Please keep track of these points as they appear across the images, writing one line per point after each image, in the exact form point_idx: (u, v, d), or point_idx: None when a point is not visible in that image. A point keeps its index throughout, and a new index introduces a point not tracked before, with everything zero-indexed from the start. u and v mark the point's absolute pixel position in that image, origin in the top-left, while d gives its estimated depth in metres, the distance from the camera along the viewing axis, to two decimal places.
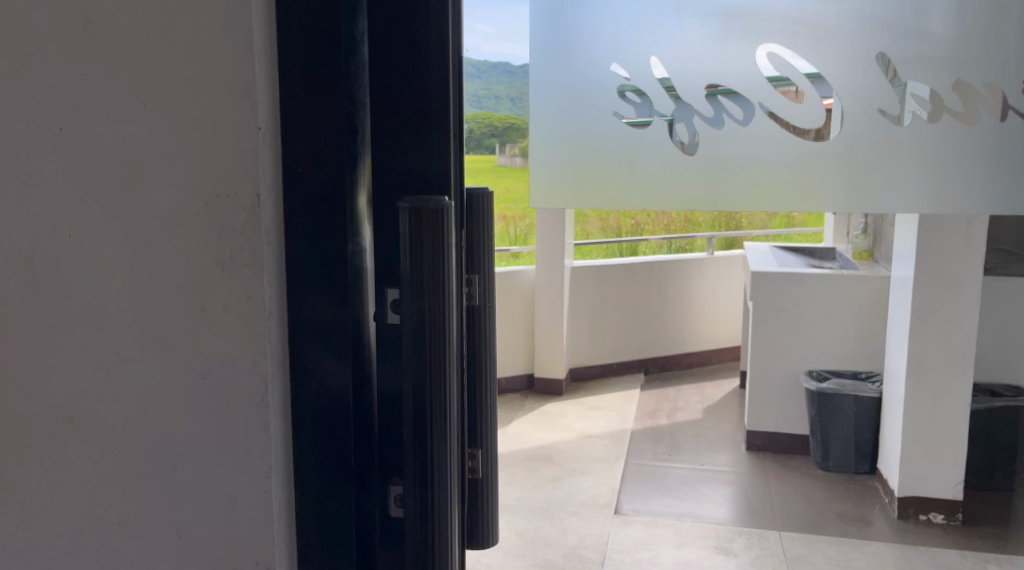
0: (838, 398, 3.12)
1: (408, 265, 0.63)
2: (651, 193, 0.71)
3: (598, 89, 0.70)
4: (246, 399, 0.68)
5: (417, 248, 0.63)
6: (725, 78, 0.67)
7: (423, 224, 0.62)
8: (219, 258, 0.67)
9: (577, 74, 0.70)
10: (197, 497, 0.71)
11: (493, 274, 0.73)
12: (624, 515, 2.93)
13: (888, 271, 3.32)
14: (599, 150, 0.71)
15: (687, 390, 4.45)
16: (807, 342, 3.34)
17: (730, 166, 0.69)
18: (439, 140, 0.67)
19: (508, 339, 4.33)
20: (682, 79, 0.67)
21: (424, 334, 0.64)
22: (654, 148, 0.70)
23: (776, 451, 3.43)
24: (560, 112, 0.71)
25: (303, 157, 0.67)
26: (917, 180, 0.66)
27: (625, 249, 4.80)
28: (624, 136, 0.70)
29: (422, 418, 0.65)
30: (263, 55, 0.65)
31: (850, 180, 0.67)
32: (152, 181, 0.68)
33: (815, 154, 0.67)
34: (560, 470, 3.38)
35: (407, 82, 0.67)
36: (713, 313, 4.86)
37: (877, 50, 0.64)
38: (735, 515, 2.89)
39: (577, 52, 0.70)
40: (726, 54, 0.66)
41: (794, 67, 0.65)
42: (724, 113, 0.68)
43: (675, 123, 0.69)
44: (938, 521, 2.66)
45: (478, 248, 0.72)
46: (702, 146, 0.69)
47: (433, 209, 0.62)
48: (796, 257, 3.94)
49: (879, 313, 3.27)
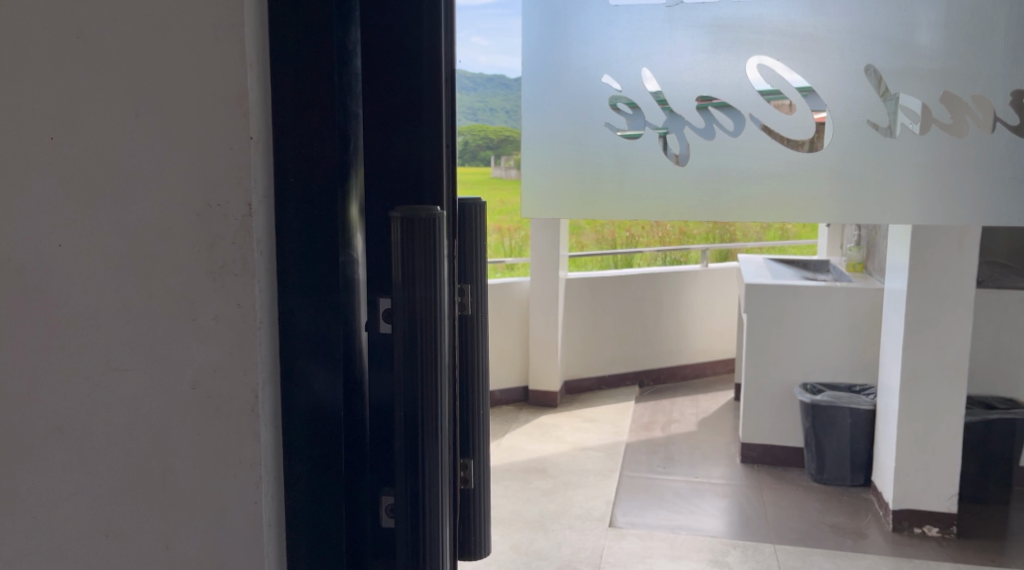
0: (833, 410, 3.12)
1: (399, 277, 0.63)
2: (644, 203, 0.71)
3: (590, 101, 0.70)
4: (237, 409, 0.68)
5: (408, 258, 0.63)
6: (719, 91, 0.67)
7: (416, 234, 0.62)
8: (210, 267, 0.67)
9: (570, 86, 0.70)
10: (187, 507, 0.71)
11: (486, 284, 0.73)
12: (619, 528, 2.93)
13: (882, 283, 3.33)
14: (592, 161, 0.72)
15: (682, 402, 4.45)
16: (801, 354, 3.34)
17: (721, 176, 0.69)
18: (432, 150, 0.67)
19: (503, 351, 4.34)
20: (672, 90, 0.67)
21: (416, 344, 0.64)
22: (647, 159, 0.70)
23: (772, 463, 3.43)
24: (552, 124, 0.72)
25: (297, 166, 0.67)
26: (906, 192, 0.66)
27: (619, 262, 4.81)
28: (616, 148, 0.71)
29: (413, 426, 0.65)
30: (255, 64, 0.66)
31: (838, 192, 0.67)
32: (142, 190, 0.68)
33: (805, 165, 0.68)
34: (555, 483, 3.38)
35: (396, 91, 0.67)
36: (707, 326, 4.87)
37: (865, 62, 0.64)
38: (730, 528, 2.89)
39: (570, 63, 0.70)
40: (717, 66, 0.66)
41: (785, 80, 0.65)
42: (716, 124, 0.68)
43: (667, 135, 0.69)
44: (933, 533, 2.66)
45: (471, 260, 0.72)
46: (694, 157, 0.69)
47: (426, 218, 0.62)
48: (789, 269, 3.95)
49: (873, 326, 3.28)
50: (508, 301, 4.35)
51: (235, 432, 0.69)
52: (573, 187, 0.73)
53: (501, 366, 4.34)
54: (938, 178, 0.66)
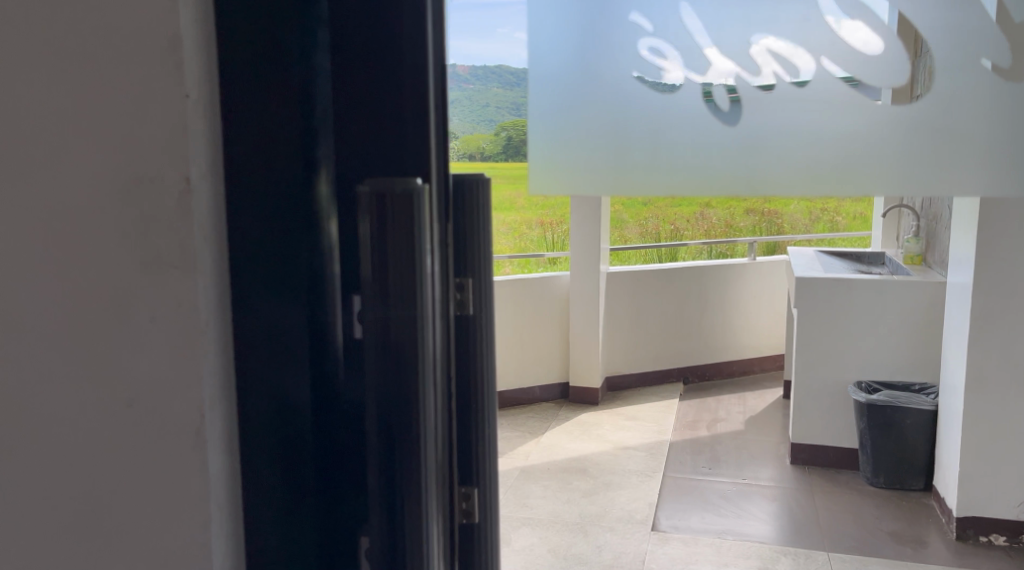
0: (890, 411, 2.94)
1: (371, 267, 0.55)
2: (681, 178, 0.66)
3: (623, 64, 0.63)
4: (177, 398, 0.63)
5: (386, 242, 0.54)
6: (775, 42, 0.60)
7: (396, 205, 0.53)
8: (146, 247, 0.63)
9: (598, 44, 0.63)
10: (126, 503, 0.66)
11: (491, 280, 0.65)
12: (662, 531, 2.81)
13: (943, 276, 3.15)
14: (625, 132, 0.65)
15: (728, 399, 4.29)
16: (855, 351, 3.18)
17: (767, 145, 0.63)
18: (416, 125, 0.62)
19: (543, 345, 4.25)
20: (731, 53, 0.61)
21: (392, 343, 0.56)
22: (683, 127, 0.64)
23: (824, 465, 3.27)
24: (575, 110, 0.66)
25: (268, 143, 0.64)
26: (982, 155, 0.60)
27: (662, 254, 4.61)
28: (650, 115, 0.65)
29: (392, 436, 0.57)
30: (197, 25, 0.62)
31: (903, 162, 0.61)
32: (71, 159, 0.63)
33: (866, 132, 0.62)
34: (595, 484, 3.28)
35: (372, 60, 0.62)
36: (755, 321, 4.71)
37: (939, 9, 0.58)
38: (780, 533, 2.75)
39: (597, 16, 0.63)
40: (774, 16, 0.60)
41: (865, 35, 0.59)
42: (775, 77, 0.62)
43: (711, 95, 0.63)
44: (1000, 543, 2.48)
45: (472, 249, 0.64)
46: (741, 120, 0.63)
47: (403, 192, 0.53)
48: (842, 262, 3.77)
49: (934, 321, 3.08)
50: (548, 294, 4.25)
51: (176, 424, 0.64)
52: (605, 162, 0.67)
53: (540, 362, 4.26)
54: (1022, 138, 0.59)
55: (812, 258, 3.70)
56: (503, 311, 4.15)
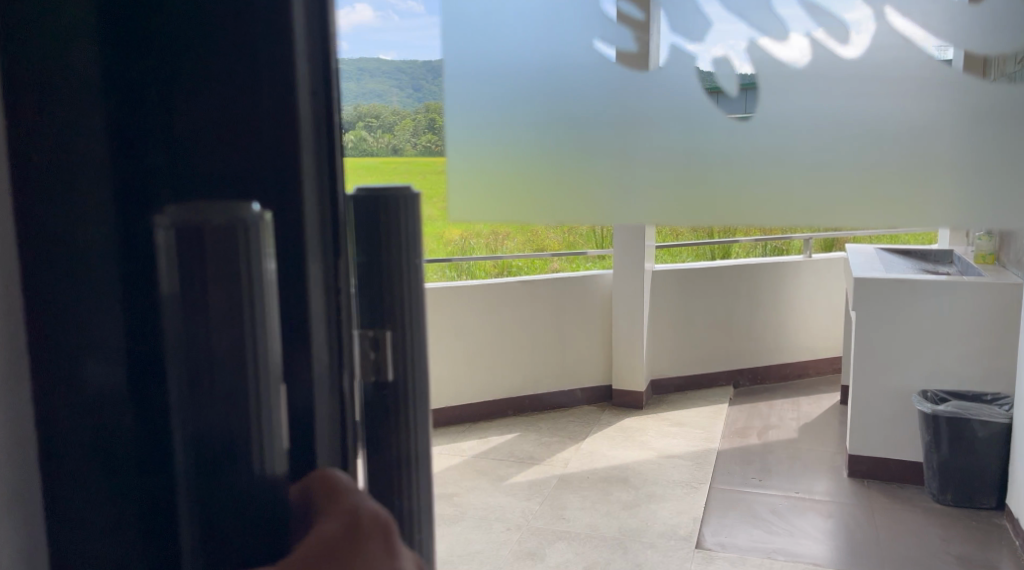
0: (959, 422, 2.69)
1: (173, 312, 0.42)
2: (637, 187, 1.02)
3: (634, 106, 1.00)
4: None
5: (195, 278, 0.41)
6: (758, 77, 0.93)
7: (201, 235, 0.41)
8: None
9: (605, 97, 1.00)
10: None
11: (415, 323, 0.53)
12: (707, 550, 2.63)
13: (1018, 276, 2.89)
14: (608, 157, 1.02)
15: (781, 405, 4.07)
16: (919, 358, 2.94)
17: (714, 159, 0.97)
18: (274, 140, 0.54)
19: (584, 349, 4.14)
20: (717, 84, 0.97)
21: (198, 400, 0.43)
22: (646, 147, 1.01)
23: (884, 479, 3.05)
24: (583, 144, 1.01)
25: (94, 143, 0.53)
26: (934, 186, 0.88)
27: (716, 250, 4.34)
28: (620, 138, 1.01)
29: (214, 517, 0.46)
30: None
31: (812, 188, 0.94)
32: None
33: (792, 156, 0.93)
34: (637, 496, 3.12)
35: (213, 56, 0.53)
36: (810, 321, 4.47)
37: (860, 51, 0.89)
38: (835, 554, 2.56)
39: (611, 74, 1.00)
40: (753, 63, 0.94)
41: (797, 66, 0.92)
42: (739, 109, 0.96)
43: (720, 96, 0.97)
44: None
45: (392, 284, 0.52)
46: (743, 122, 0.95)
47: (228, 225, 0.41)
48: (905, 261, 3.52)
49: (1008, 325, 2.82)
50: (590, 295, 4.11)
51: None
52: (607, 181, 1.02)
53: (581, 364, 4.15)
54: (917, 166, 0.88)
55: (872, 256, 3.46)
56: (543, 312, 4.04)
